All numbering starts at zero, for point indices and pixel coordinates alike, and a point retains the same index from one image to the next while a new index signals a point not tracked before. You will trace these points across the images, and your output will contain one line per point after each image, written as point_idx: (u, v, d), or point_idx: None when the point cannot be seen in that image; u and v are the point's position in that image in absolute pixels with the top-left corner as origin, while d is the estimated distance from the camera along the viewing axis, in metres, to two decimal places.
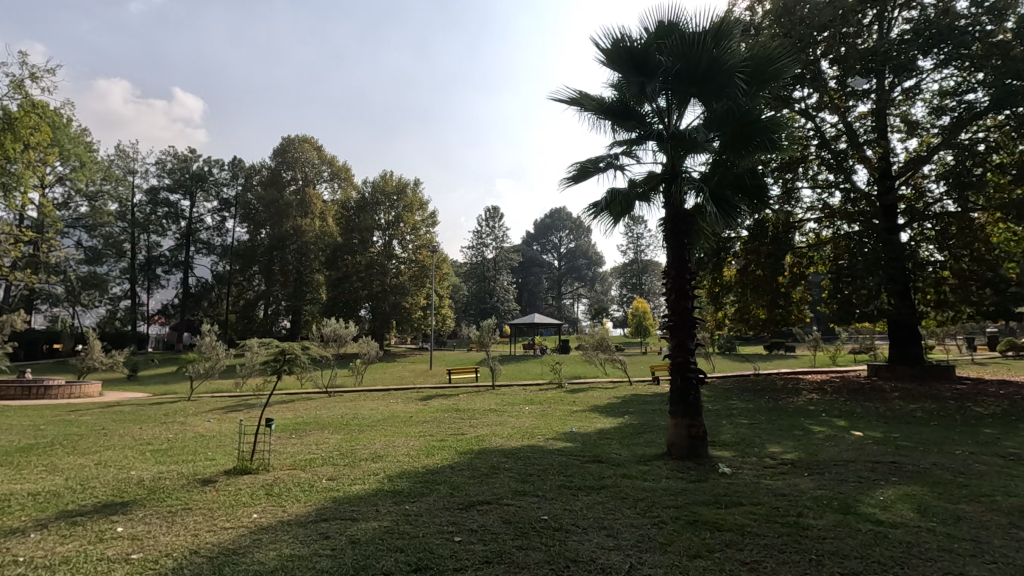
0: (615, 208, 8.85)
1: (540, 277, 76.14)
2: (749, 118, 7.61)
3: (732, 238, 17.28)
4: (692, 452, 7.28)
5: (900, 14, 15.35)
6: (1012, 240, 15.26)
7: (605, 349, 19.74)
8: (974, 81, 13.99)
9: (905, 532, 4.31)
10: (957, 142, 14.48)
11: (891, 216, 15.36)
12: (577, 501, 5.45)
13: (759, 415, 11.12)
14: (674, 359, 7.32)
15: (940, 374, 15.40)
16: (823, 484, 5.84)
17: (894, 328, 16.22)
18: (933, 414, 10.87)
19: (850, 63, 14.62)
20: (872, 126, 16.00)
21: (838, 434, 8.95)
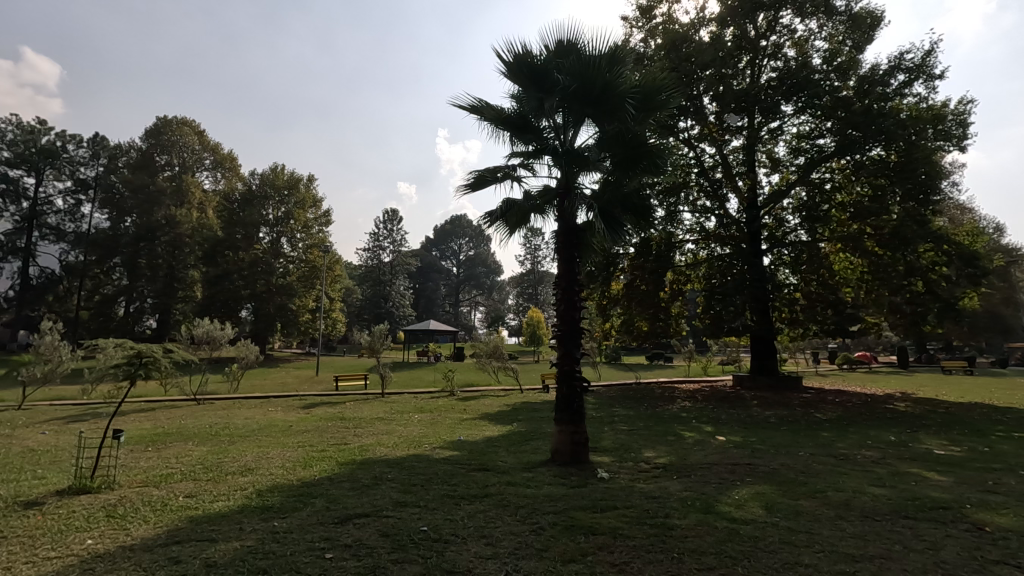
0: (511, 218, 8.99)
1: (438, 283, 75.44)
2: (637, 143, 8.11)
3: (621, 254, 18.26)
4: (575, 458, 7.52)
5: (768, 62, 17.25)
6: (849, 269, 17.61)
7: (498, 357, 19.96)
8: (823, 128, 16.04)
9: (754, 527, 4.76)
10: (809, 180, 16.48)
11: (756, 241, 17.08)
12: (460, 510, 5.41)
13: (637, 422, 11.80)
14: (560, 368, 7.56)
15: (791, 383, 17.36)
16: (689, 485, 6.30)
17: (756, 342, 18.06)
18: (783, 419, 12.22)
19: (727, 100, 16.16)
20: (743, 160, 17.76)
21: (705, 439, 9.75)
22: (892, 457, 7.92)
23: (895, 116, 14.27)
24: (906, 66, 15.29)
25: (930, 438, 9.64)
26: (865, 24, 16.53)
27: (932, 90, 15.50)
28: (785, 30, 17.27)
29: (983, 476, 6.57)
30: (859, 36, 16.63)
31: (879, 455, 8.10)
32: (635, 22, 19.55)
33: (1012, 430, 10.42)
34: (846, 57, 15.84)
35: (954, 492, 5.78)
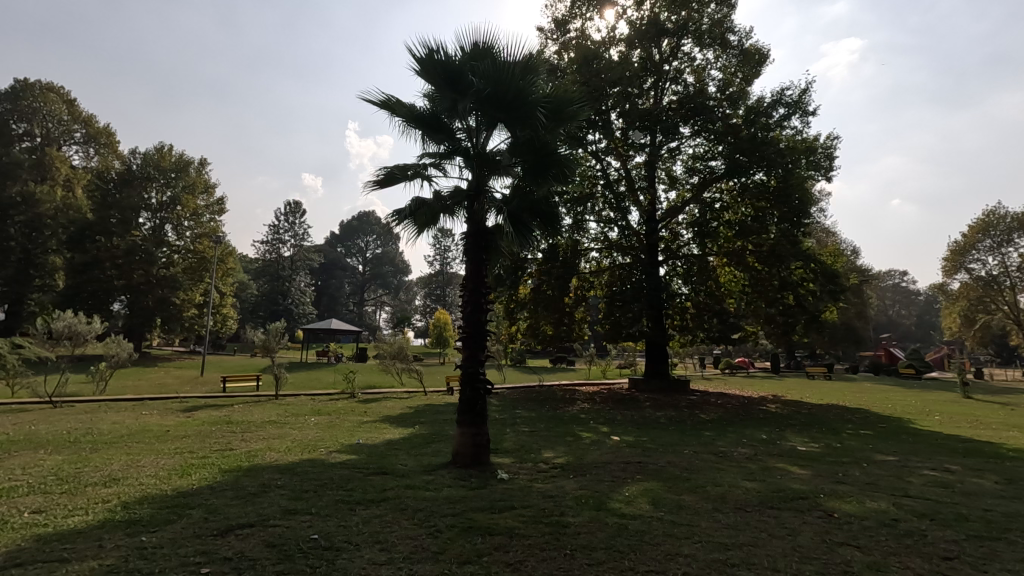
0: (420, 218, 8.86)
1: (342, 281, 72.51)
2: (547, 151, 8.32)
3: (529, 259, 18.64)
4: (475, 460, 7.53)
5: (670, 86, 18.44)
6: (733, 282, 19.18)
7: (402, 358, 19.57)
8: (715, 151, 17.39)
9: (640, 522, 5.03)
10: (701, 198, 17.79)
11: (653, 253, 18.16)
12: (354, 516, 5.23)
13: (538, 423, 12.07)
14: (464, 370, 7.57)
15: (680, 386, 18.64)
16: (584, 484, 6.54)
17: (650, 348, 19.18)
18: (672, 420, 13.06)
19: (632, 117, 17.05)
20: (645, 175, 18.83)
21: (601, 439, 10.19)
22: (763, 454, 8.75)
23: (775, 146, 15.82)
24: (785, 102, 16.99)
25: (794, 436, 10.74)
26: (753, 60, 18.20)
27: (806, 124, 17.35)
28: (686, 57, 18.57)
29: (834, 469, 7.43)
30: (748, 69, 18.25)
31: (751, 452, 8.92)
32: (550, 34, 20.09)
33: (858, 428, 11.90)
34: (737, 88, 17.30)
35: (811, 484, 6.49)
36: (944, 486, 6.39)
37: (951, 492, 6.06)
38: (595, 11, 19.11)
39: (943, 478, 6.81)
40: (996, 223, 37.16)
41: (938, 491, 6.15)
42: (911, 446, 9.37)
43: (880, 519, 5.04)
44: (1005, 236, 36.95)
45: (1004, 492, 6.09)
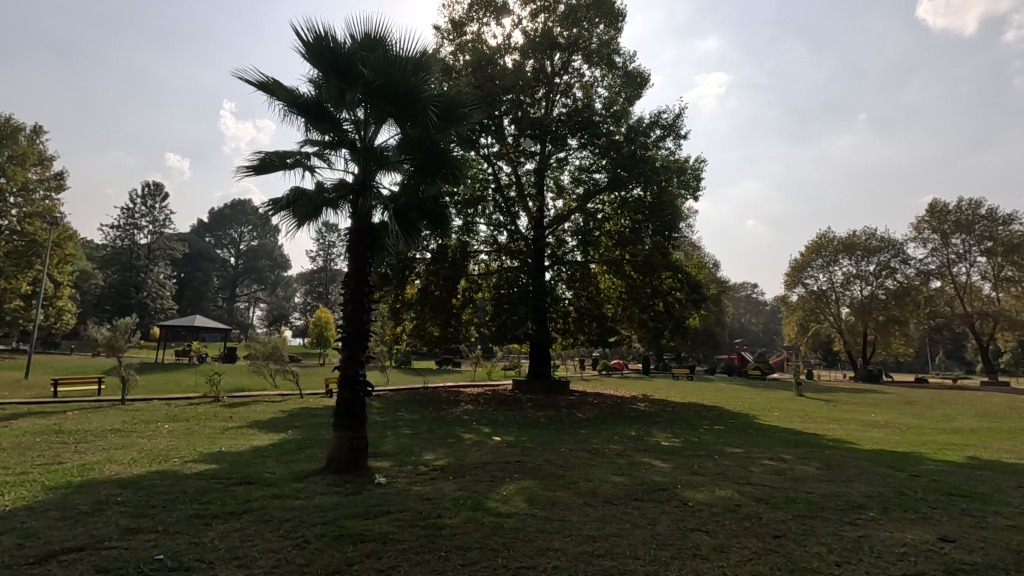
0: (300, 211, 8.35)
1: (210, 274, 66.09)
2: (437, 152, 8.24)
3: (417, 259, 18.32)
4: (352, 465, 7.23)
5: (560, 98, 19.19)
6: (612, 288, 20.35)
7: (276, 359, 18.26)
8: (599, 165, 18.38)
9: (516, 519, 5.15)
10: (586, 208, 18.70)
11: (540, 258, 18.72)
12: (210, 531, 4.78)
13: (421, 425, 11.90)
14: (343, 371, 7.25)
15: (560, 387, 19.41)
16: (463, 485, 6.55)
17: (534, 350, 19.77)
18: (552, 420, 13.54)
19: (523, 125, 17.47)
20: (534, 182, 19.41)
21: (482, 439, 10.29)
22: (631, 450, 9.38)
23: (652, 164, 17.10)
24: (662, 124, 18.43)
25: (659, 432, 11.65)
26: (635, 82, 19.55)
27: (679, 147, 18.96)
28: (575, 73, 19.46)
29: (690, 462, 8.18)
30: (630, 90, 19.55)
31: (621, 448, 9.52)
32: (447, 34, 20.00)
33: (713, 424, 13.21)
34: (620, 108, 18.44)
35: (671, 476, 7.07)
36: (778, 473, 7.30)
37: (783, 479, 6.93)
38: (491, 17, 19.37)
39: (778, 467, 7.76)
40: (826, 245, 43.24)
41: (773, 478, 7.01)
42: (755, 439, 10.58)
43: (725, 505, 5.62)
44: (832, 257, 43.13)
45: (822, 476, 7.10)
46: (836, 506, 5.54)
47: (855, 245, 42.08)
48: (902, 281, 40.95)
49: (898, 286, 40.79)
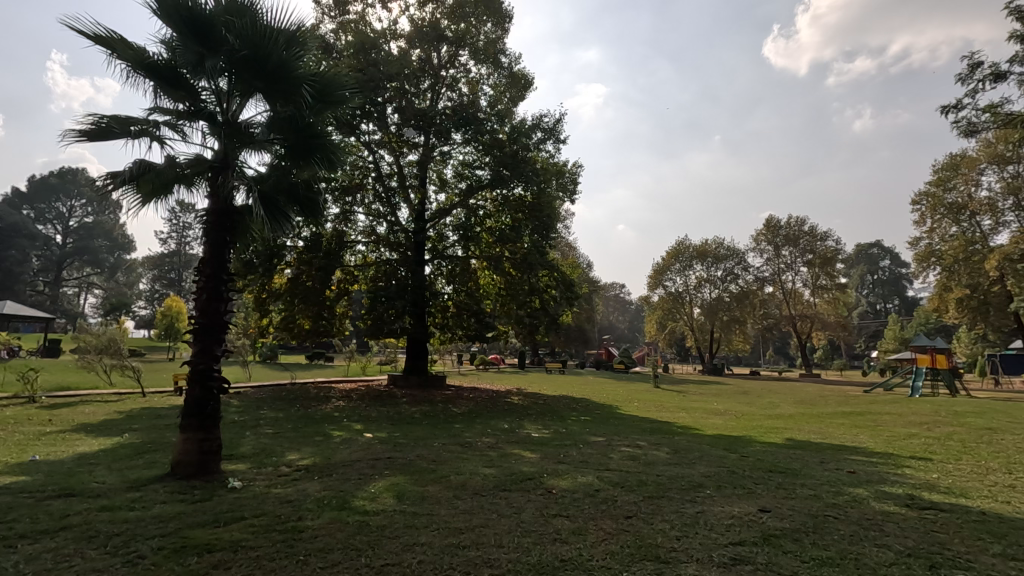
0: (146, 186, 7.40)
1: (28, 252, 56.23)
2: (311, 134, 7.75)
3: (287, 247, 17.11)
4: (201, 469, 6.57)
5: (445, 91, 19.07)
6: (491, 284, 20.64)
7: (112, 353, 16.04)
8: (482, 162, 18.54)
9: (382, 517, 5.05)
10: (467, 204, 18.75)
11: (420, 251, 18.46)
12: (14, 555, 4.07)
13: (285, 424, 11.18)
14: (193, 366, 6.57)
15: (436, 381, 19.37)
16: (328, 485, 6.26)
17: (411, 344, 19.51)
18: (426, 415, 13.46)
19: (406, 115, 17.09)
20: (416, 174, 19.09)
21: (352, 437, 9.94)
22: (503, 442, 9.64)
23: (532, 165, 17.58)
24: (543, 127, 19.08)
25: (530, 424, 12.11)
26: (519, 84, 20.00)
27: (558, 150, 19.74)
28: (462, 68, 19.43)
29: (556, 451, 8.62)
30: (515, 91, 19.95)
31: (492, 441, 9.74)
32: (328, 10, 18.91)
33: (579, 415, 14.02)
34: (505, 107, 18.74)
35: (538, 466, 7.38)
36: (633, 459, 7.95)
37: (637, 464, 7.57)
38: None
39: (634, 453, 8.44)
40: (683, 251, 47.81)
41: (629, 463, 7.60)
42: (616, 428, 11.41)
43: (585, 491, 6.00)
44: (688, 262, 47.83)
45: (670, 460, 7.84)
46: (679, 486, 6.17)
47: (706, 253, 47.01)
48: (742, 285, 46.54)
49: (740, 290, 46.31)
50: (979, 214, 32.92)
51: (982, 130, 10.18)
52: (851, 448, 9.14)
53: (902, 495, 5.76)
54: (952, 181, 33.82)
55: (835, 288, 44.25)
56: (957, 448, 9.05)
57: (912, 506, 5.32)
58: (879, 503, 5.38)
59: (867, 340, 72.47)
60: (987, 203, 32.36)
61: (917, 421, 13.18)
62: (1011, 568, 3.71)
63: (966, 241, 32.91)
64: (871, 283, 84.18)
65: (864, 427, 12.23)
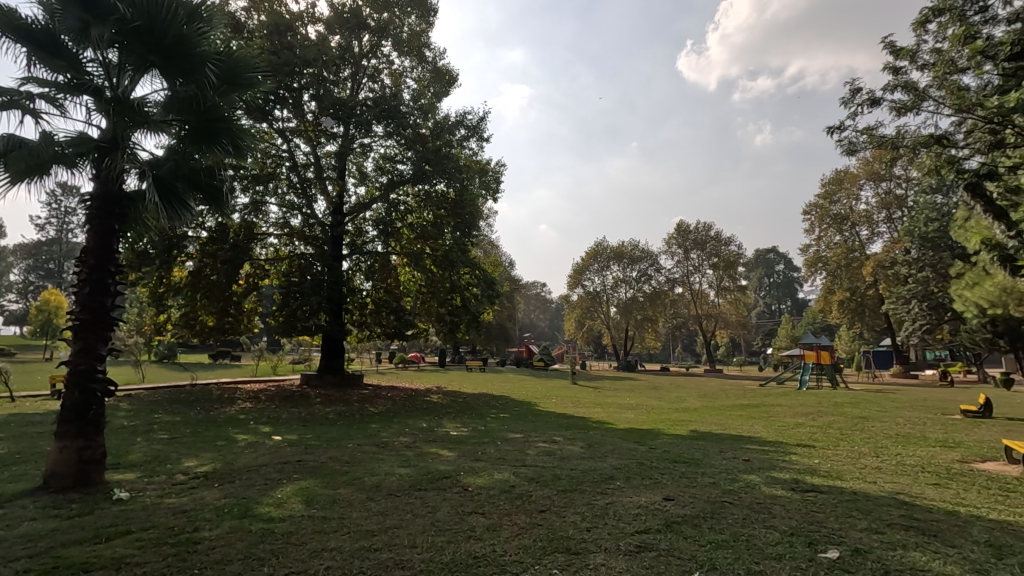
0: (16, 164, 6.57)
1: None
2: (214, 116, 7.18)
3: (189, 238, 15.88)
4: (80, 481, 5.95)
5: (367, 82, 18.54)
6: (411, 281, 20.31)
7: None
8: (404, 156, 18.14)
9: (289, 523, 4.82)
10: (388, 198, 18.31)
11: (337, 245, 17.79)
12: None
13: (182, 428, 10.36)
14: (72, 367, 5.93)
15: (352, 380, 18.77)
16: (229, 492, 5.88)
17: (326, 342, 18.80)
18: (340, 415, 13.00)
19: (324, 103, 16.36)
20: (334, 165, 18.35)
21: (258, 440, 9.39)
22: (420, 441, 9.51)
23: (455, 162, 17.44)
24: (466, 124, 18.98)
25: (448, 422, 12.03)
26: (443, 80, 19.81)
27: (481, 148, 19.72)
28: (384, 58, 18.92)
29: (474, 449, 8.63)
30: (438, 86, 19.73)
31: (409, 440, 9.58)
32: None
33: (498, 412, 14.12)
34: (428, 101, 18.44)
35: (454, 464, 7.36)
36: (548, 454, 8.13)
37: (553, 459, 7.74)
38: None
39: (549, 448, 8.62)
40: (601, 252, 49.45)
41: (545, 459, 7.75)
42: (533, 424, 11.60)
43: (501, 487, 6.05)
44: (605, 263, 49.59)
45: (583, 454, 8.10)
46: (590, 479, 6.38)
47: (622, 254, 48.96)
48: (654, 286, 48.93)
49: (652, 290, 48.68)
50: (858, 225, 36.72)
51: (860, 150, 11.32)
52: (747, 438, 9.88)
53: (788, 479, 6.31)
54: (837, 195, 37.34)
55: (737, 289, 47.66)
56: (836, 435, 10.03)
57: (797, 489, 5.82)
58: (769, 488, 5.86)
59: (762, 338, 78.83)
60: (864, 215, 36.19)
61: (804, 411, 14.48)
62: (874, 540, 4.17)
63: (847, 248, 36.60)
64: (767, 286, 91.48)
65: (759, 418, 13.26)
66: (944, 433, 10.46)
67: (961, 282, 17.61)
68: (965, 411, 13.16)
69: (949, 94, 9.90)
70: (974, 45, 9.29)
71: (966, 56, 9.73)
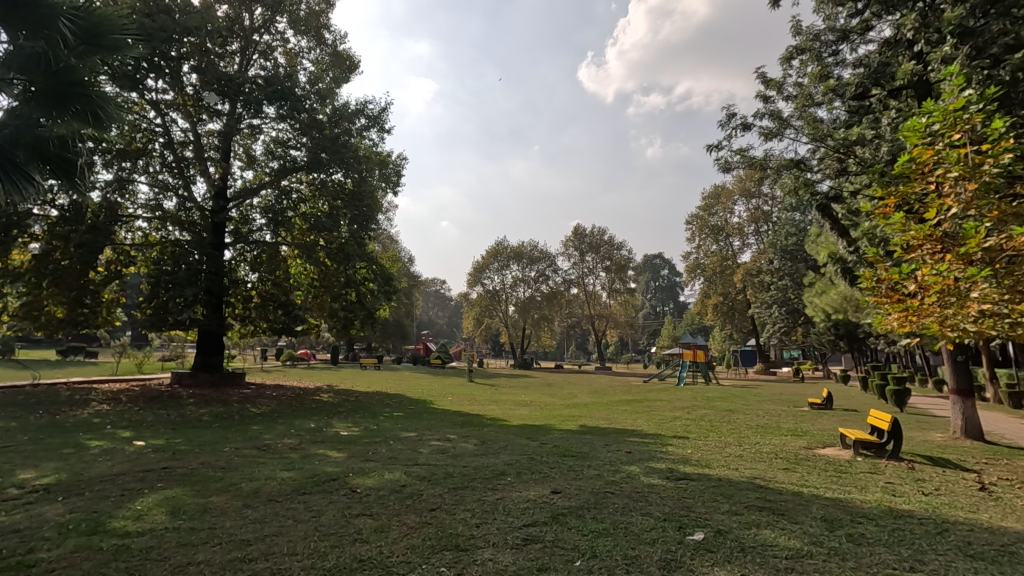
0: None
1: None
2: (70, 80, 6.28)
3: (36, 216, 13.84)
4: None
5: (257, 59, 17.34)
6: (303, 274, 19.31)
7: None
8: (299, 142, 17.15)
9: (149, 537, 4.36)
10: (279, 185, 17.22)
11: (218, 233, 16.41)
12: None
13: (18, 435, 8.98)
14: None
15: (232, 379, 17.41)
16: (77, 506, 5.19)
17: (202, 338, 17.27)
18: (217, 417, 12.00)
19: (206, 77, 14.99)
20: (218, 146, 16.94)
21: (116, 446, 8.39)
22: (306, 442, 9.04)
23: (354, 152, 16.81)
24: (367, 114, 18.33)
25: (339, 422, 11.55)
26: (344, 65, 19.00)
27: (382, 139, 19.16)
28: (278, 35, 17.71)
29: (365, 449, 8.35)
30: (337, 71, 18.81)
31: (295, 442, 9.08)
32: None
33: (392, 411, 13.80)
34: (326, 86, 17.59)
35: (343, 465, 7.10)
36: (442, 452, 8.10)
37: (446, 457, 7.73)
38: None
39: (443, 446, 8.59)
40: (501, 252, 50.06)
41: (438, 457, 7.72)
42: (428, 423, 11.49)
43: (391, 487, 5.92)
44: (504, 262, 50.33)
45: (477, 451, 8.16)
46: (483, 476, 6.45)
47: (521, 254, 49.95)
48: (551, 286, 50.48)
49: (549, 290, 50.18)
50: (732, 236, 40.46)
51: (734, 168, 12.48)
52: (630, 432, 10.52)
53: (664, 469, 6.82)
54: (715, 208, 40.85)
55: (626, 292, 50.53)
56: (706, 427, 10.99)
57: (671, 477, 6.31)
58: (647, 477, 6.29)
59: (648, 338, 84.31)
60: (737, 227, 39.99)
61: (680, 406, 15.71)
62: (734, 521, 4.62)
63: (722, 257, 40.15)
64: (653, 289, 97.83)
65: (642, 413, 14.18)
66: (795, 423, 11.84)
67: (812, 290, 20.05)
68: (813, 404, 15.00)
69: (806, 125, 11.25)
70: (828, 83, 10.66)
71: (821, 92, 11.10)
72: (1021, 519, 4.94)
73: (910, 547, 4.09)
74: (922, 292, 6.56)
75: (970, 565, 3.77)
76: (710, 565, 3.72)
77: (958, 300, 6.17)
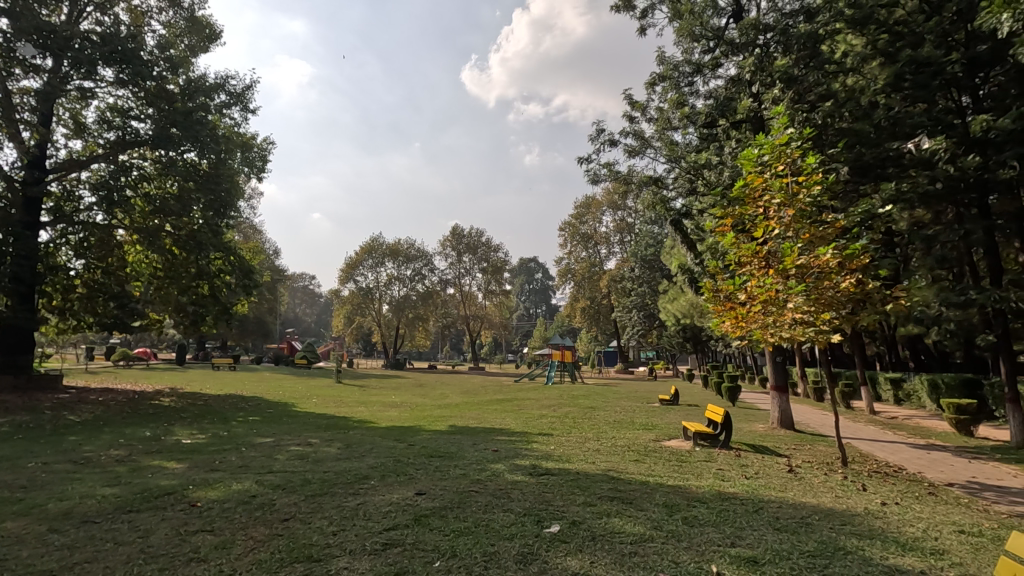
0: None
1: None
2: None
3: None
4: None
5: (91, 12, 15.03)
6: (143, 263, 17.08)
7: None
8: (142, 112, 15.14)
9: None
10: (115, 159, 15.04)
11: (32, 210, 13.92)
12: None
13: None
14: None
15: (44, 382, 14.84)
16: None
17: (3, 333, 14.52)
18: (21, 427, 10.14)
19: (21, 24, 12.59)
20: (35, 107, 14.36)
21: None
22: (138, 453, 7.95)
23: (210, 130, 15.20)
24: (228, 90, 16.72)
25: (180, 430, 10.32)
26: (202, 33, 17.16)
27: (246, 119, 17.61)
28: None
29: (211, 458, 7.55)
30: (195, 40, 17.10)
31: (124, 453, 7.95)
32: None
33: (246, 415, 12.68)
34: (179, 53, 15.75)
35: (181, 477, 6.36)
36: (301, 457, 7.60)
37: (305, 462, 7.26)
38: None
39: (302, 452, 8.07)
40: (375, 249, 48.50)
41: (295, 463, 7.23)
42: (286, 427, 10.71)
43: (238, 499, 5.42)
44: (379, 260, 48.78)
45: (339, 455, 7.77)
46: (344, 481, 6.14)
47: (398, 252, 48.80)
48: (427, 286, 49.93)
49: (425, 289, 49.55)
50: (599, 244, 43.13)
51: (602, 180, 13.30)
52: (498, 430, 10.71)
53: (528, 465, 7.04)
54: (585, 217, 43.29)
55: (501, 293, 51.61)
56: (568, 424, 11.55)
57: (534, 473, 6.53)
58: (510, 474, 6.45)
59: (520, 338, 86.96)
60: (604, 236, 42.78)
61: (546, 404, 16.35)
62: (586, 512, 4.90)
63: (590, 263, 42.66)
64: (527, 291, 101.29)
65: (511, 412, 14.53)
66: (646, 418, 12.89)
67: (666, 297, 22.05)
68: (662, 400, 16.46)
69: (665, 146, 12.39)
70: (683, 110, 11.85)
71: (678, 117, 12.29)
72: (816, 494, 5.86)
73: (732, 525, 4.65)
74: (751, 301, 7.48)
75: (777, 537, 4.37)
76: (564, 556, 3.90)
77: (778, 309, 7.13)
